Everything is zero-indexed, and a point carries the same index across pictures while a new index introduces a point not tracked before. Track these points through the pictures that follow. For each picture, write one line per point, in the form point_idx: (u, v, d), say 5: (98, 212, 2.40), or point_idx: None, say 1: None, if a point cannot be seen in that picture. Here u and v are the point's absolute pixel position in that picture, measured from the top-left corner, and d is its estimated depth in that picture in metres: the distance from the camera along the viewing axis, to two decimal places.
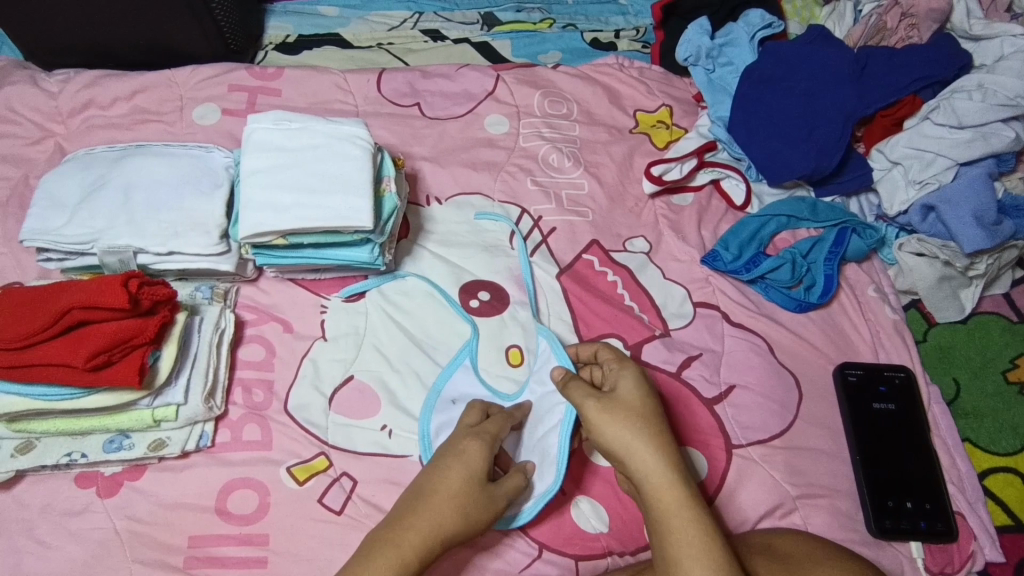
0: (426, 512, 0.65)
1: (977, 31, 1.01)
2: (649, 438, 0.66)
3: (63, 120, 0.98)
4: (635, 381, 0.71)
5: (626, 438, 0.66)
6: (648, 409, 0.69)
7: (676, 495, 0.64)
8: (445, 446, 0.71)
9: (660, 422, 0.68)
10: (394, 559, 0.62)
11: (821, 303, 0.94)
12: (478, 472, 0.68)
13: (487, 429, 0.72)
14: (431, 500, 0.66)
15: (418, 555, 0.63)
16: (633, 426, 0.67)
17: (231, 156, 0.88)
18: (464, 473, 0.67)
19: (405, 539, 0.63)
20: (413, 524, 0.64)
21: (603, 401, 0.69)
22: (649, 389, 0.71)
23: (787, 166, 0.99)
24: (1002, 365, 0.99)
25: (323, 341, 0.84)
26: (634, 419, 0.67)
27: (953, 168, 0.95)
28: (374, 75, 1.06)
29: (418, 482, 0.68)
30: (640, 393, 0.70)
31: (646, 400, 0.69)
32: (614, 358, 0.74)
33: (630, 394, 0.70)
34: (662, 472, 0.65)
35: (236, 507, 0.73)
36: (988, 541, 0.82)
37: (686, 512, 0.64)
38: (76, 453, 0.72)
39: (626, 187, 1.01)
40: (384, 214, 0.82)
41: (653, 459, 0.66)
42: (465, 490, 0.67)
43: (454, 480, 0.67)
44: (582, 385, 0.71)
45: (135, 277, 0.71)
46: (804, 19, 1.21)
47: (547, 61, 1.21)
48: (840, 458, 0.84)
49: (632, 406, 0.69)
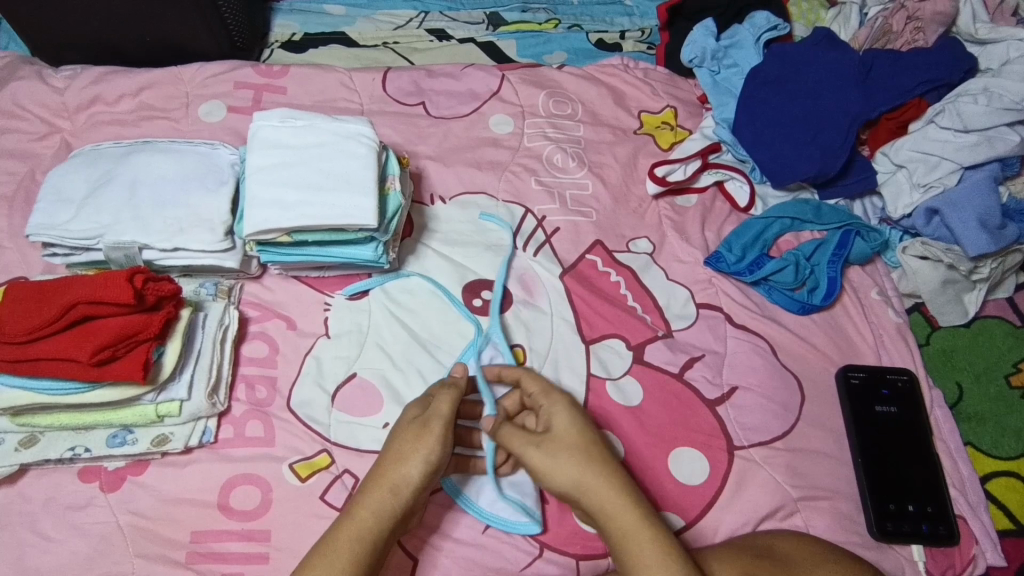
0: (371, 476, 0.67)
1: (983, 35, 1.01)
2: (596, 467, 0.67)
3: (69, 116, 0.98)
4: (569, 412, 0.71)
5: (573, 474, 0.67)
6: (587, 439, 0.69)
7: (632, 517, 0.65)
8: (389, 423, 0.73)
9: (601, 447, 0.69)
10: (351, 526, 0.64)
11: (824, 306, 0.94)
12: (408, 421, 0.70)
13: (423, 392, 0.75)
14: (375, 466, 0.68)
15: (371, 512, 0.64)
16: (579, 460, 0.67)
17: (237, 154, 0.88)
18: (396, 431, 0.69)
19: (359, 504, 0.65)
20: (363, 490, 0.66)
21: (543, 443, 0.69)
22: (582, 418, 0.71)
23: (792, 169, 0.99)
24: (1004, 370, 0.99)
25: (325, 339, 0.84)
26: (576, 453, 0.68)
27: (958, 172, 0.94)
28: (380, 74, 1.06)
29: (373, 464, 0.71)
30: (575, 423, 0.70)
31: (583, 429, 0.70)
32: (542, 391, 0.74)
33: (566, 429, 0.70)
34: (615, 497, 0.66)
35: (238, 503, 0.73)
36: (990, 545, 0.82)
37: (645, 531, 0.64)
38: (80, 447, 0.72)
39: (630, 188, 1.01)
40: (389, 213, 0.82)
41: (604, 488, 0.66)
42: (398, 439, 0.68)
43: (389, 440, 0.69)
44: (516, 430, 0.70)
45: (140, 272, 0.71)
46: (809, 22, 1.20)
47: (552, 61, 1.21)
48: (841, 461, 0.84)
49: (571, 439, 0.69)
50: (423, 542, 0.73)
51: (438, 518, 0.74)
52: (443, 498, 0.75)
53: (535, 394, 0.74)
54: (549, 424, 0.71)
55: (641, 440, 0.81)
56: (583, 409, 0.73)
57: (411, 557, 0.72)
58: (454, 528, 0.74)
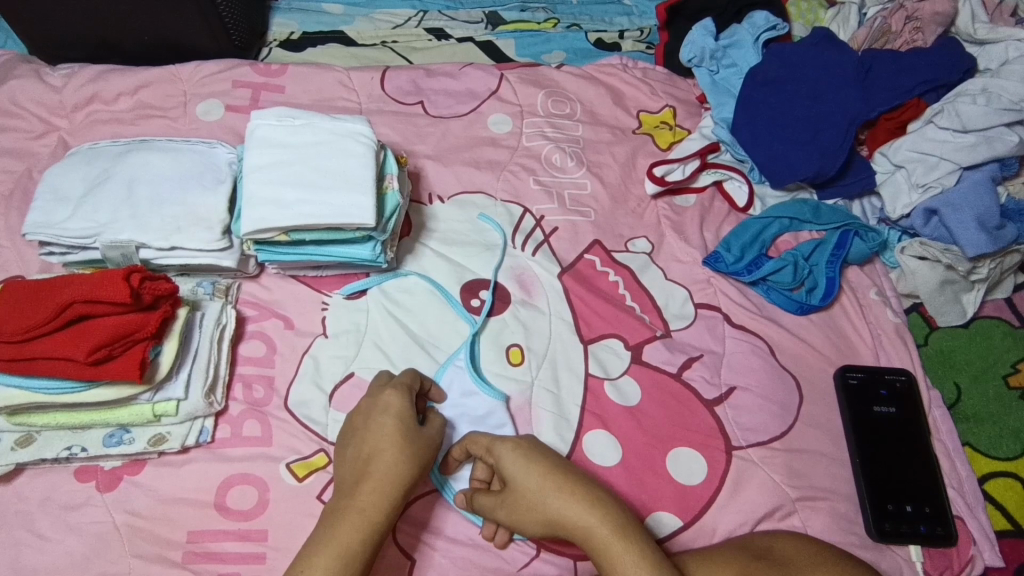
0: (376, 471, 0.66)
1: (982, 35, 1.01)
2: (554, 503, 0.66)
3: (66, 114, 0.98)
4: (514, 458, 0.70)
5: (540, 516, 0.67)
6: (537, 479, 0.68)
7: (602, 536, 0.65)
8: (364, 409, 0.72)
9: (555, 478, 0.68)
10: (362, 525, 0.63)
11: (823, 306, 0.93)
12: (409, 419, 0.70)
13: (401, 381, 0.74)
14: (377, 461, 0.66)
15: (384, 512, 0.64)
16: (536, 508, 0.67)
17: (234, 152, 0.88)
18: (396, 426, 0.69)
19: (368, 502, 0.64)
20: (367, 486, 0.65)
21: (504, 501, 0.69)
22: (527, 456, 0.70)
23: (790, 169, 0.99)
24: (1002, 370, 0.99)
25: (324, 338, 0.84)
26: (532, 495, 0.67)
27: (957, 172, 0.94)
28: (378, 73, 1.06)
29: (352, 450, 0.69)
30: (524, 464, 0.69)
31: (533, 468, 0.69)
32: (484, 448, 0.72)
33: (515, 475, 0.69)
34: (582, 521, 0.66)
35: (235, 503, 0.73)
36: (988, 546, 0.81)
37: (618, 545, 0.64)
38: (76, 446, 0.72)
39: (628, 188, 1.01)
40: (387, 212, 0.82)
41: (570, 516, 0.66)
42: (405, 437, 0.68)
43: (390, 435, 0.68)
44: (483, 498, 0.71)
45: (137, 271, 0.71)
46: (808, 22, 1.20)
47: (551, 60, 1.21)
48: (839, 461, 0.84)
49: (523, 486, 0.68)
50: (419, 541, 0.73)
51: (435, 518, 0.74)
52: (441, 498, 0.75)
53: (481, 450, 0.73)
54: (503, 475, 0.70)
55: (641, 440, 0.81)
56: (530, 443, 0.71)
57: (408, 557, 0.72)
58: (450, 528, 0.74)
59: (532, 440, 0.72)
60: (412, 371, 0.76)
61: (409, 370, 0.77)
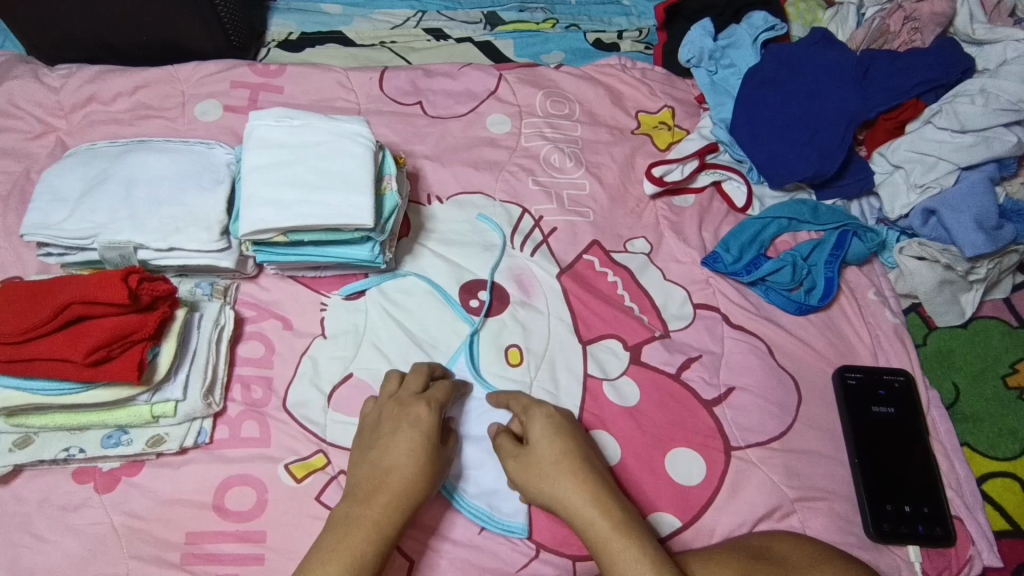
0: (394, 485, 0.65)
1: (980, 35, 1.01)
2: (565, 480, 0.67)
3: (64, 115, 0.98)
4: (544, 424, 0.71)
5: (546, 487, 0.68)
6: (558, 451, 0.69)
7: (602, 528, 0.65)
8: (392, 415, 0.71)
9: (573, 458, 0.69)
10: (371, 538, 0.63)
11: (821, 306, 0.93)
12: (434, 437, 0.69)
13: (434, 396, 0.73)
14: (397, 474, 0.66)
15: (394, 527, 0.64)
16: (548, 475, 0.68)
17: (232, 153, 0.88)
18: (422, 442, 0.68)
19: (380, 515, 0.64)
20: (383, 499, 0.65)
21: (520, 458, 0.71)
22: (557, 428, 0.71)
23: (789, 169, 0.99)
24: (1001, 370, 0.99)
25: (322, 339, 0.84)
26: (548, 464, 0.69)
27: (954, 172, 0.94)
28: (376, 73, 1.06)
29: (373, 456, 0.68)
30: (551, 434, 0.70)
31: (557, 441, 0.70)
32: (521, 407, 0.75)
33: (540, 440, 0.70)
34: (586, 508, 0.66)
35: (233, 504, 0.73)
36: (986, 545, 0.82)
37: (617, 541, 0.64)
38: (74, 447, 0.72)
39: (627, 188, 1.01)
40: (385, 212, 0.82)
41: (575, 499, 0.66)
42: (428, 456, 0.68)
43: (414, 450, 0.68)
44: (502, 447, 0.73)
45: (135, 272, 0.71)
46: (807, 22, 1.20)
47: (550, 61, 1.21)
48: (838, 461, 0.84)
49: (543, 452, 0.69)
50: (417, 542, 0.73)
51: (434, 518, 0.74)
52: (440, 498, 0.75)
53: (520, 408, 0.75)
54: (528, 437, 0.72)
55: (640, 440, 0.81)
56: (565, 419, 0.73)
57: (408, 558, 0.72)
58: (450, 528, 0.74)
59: (567, 418, 0.74)
60: (449, 386, 0.75)
61: (441, 380, 0.76)
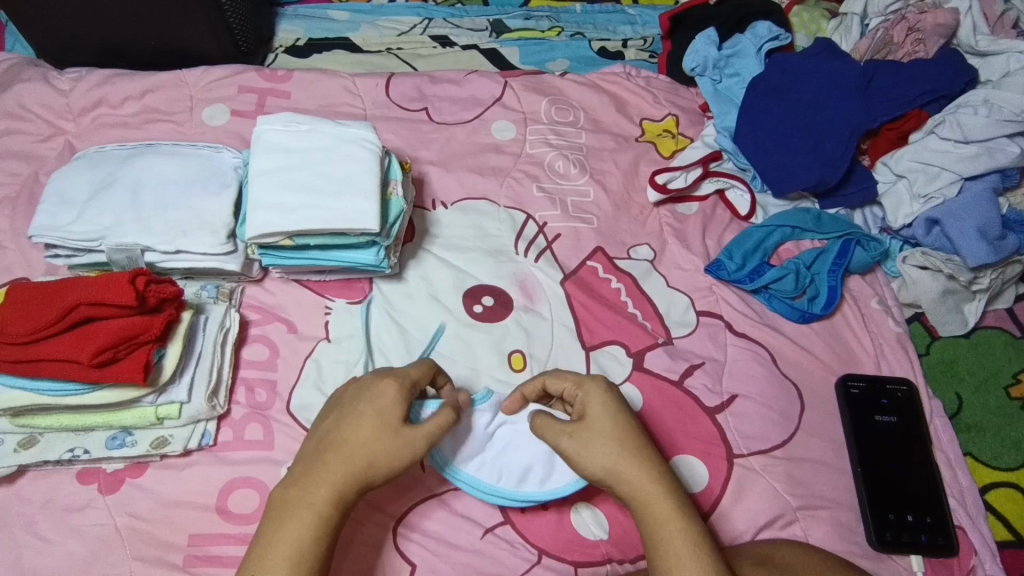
0: (333, 463, 0.62)
1: (984, 46, 1.01)
2: (626, 455, 0.66)
3: (73, 118, 0.99)
4: (604, 398, 0.69)
5: (607, 461, 0.66)
6: (622, 427, 0.67)
7: (664, 509, 0.64)
8: (357, 390, 0.67)
9: (634, 435, 0.67)
10: (305, 524, 0.60)
11: (825, 315, 0.94)
12: (394, 416, 0.65)
13: (406, 372, 0.69)
14: (339, 453, 0.63)
15: (328, 510, 0.61)
16: (608, 449, 0.66)
17: (240, 157, 0.88)
18: (373, 418, 0.64)
19: (315, 498, 0.61)
20: (319, 480, 0.62)
21: (573, 432, 0.68)
22: (616, 402, 0.69)
23: (792, 178, 0.99)
24: (1005, 380, 0.99)
25: (326, 342, 0.84)
26: (608, 439, 0.66)
27: (958, 183, 0.95)
28: (383, 79, 1.07)
29: (322, 430, 0.65)
30: (611, 411, 0.68)
31: (618, 417, 0.68)
32: (574, 382, 0.72)
33: (599, 414, 0.68)
34: (647, 486, 0.65)
35: (236, 506, 0.73)
36: (989, 556, 0.81)
37: (676, 523, 0.63)
38: (79, 448, 0.72)
39: (631, 195, 1.02)
40: (391, 217, 0.82)
41: (637, 478, 0.65)
42: (379, 435, 0.64)
43: (365, 427, 0.64)
44: (550, 422, 0.69)
45: (142, 275, 0.71)
46: (811, 32, 1.21)
47: (554, 69, 1.22)
48: (840, 470, 0.84)
49: (603, 426, 0.67)
50: (419, 548, 0.73)
51: (437, 524, 0.74)
52: (441, 502, 0.76)
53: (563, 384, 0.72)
54: (582, 413, 0.70)
55: None
56: (620, 395, 0.71)
57: (410, 561, 0.72)
58: (451, 533, 0.74)
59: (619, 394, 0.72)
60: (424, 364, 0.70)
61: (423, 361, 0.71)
